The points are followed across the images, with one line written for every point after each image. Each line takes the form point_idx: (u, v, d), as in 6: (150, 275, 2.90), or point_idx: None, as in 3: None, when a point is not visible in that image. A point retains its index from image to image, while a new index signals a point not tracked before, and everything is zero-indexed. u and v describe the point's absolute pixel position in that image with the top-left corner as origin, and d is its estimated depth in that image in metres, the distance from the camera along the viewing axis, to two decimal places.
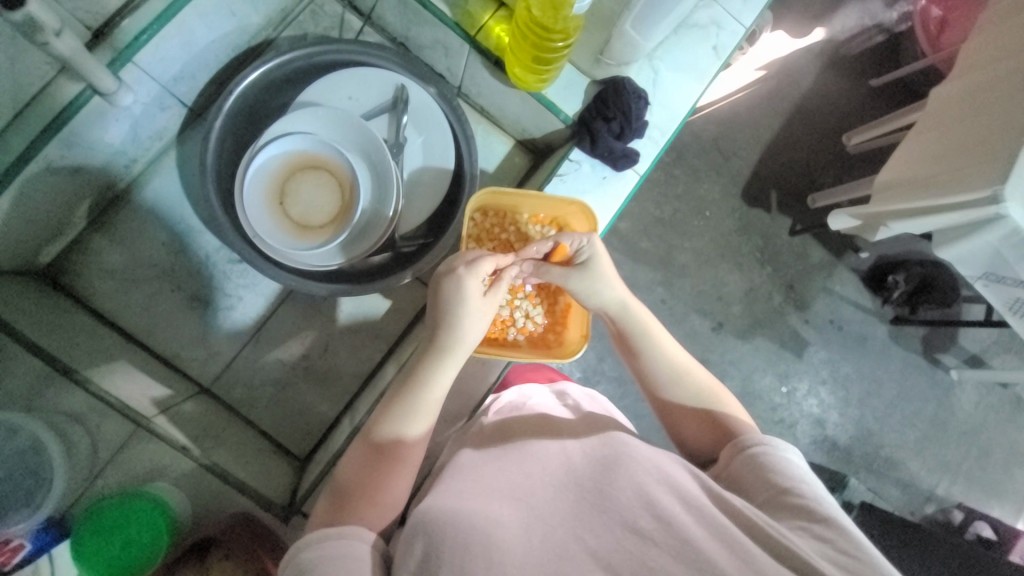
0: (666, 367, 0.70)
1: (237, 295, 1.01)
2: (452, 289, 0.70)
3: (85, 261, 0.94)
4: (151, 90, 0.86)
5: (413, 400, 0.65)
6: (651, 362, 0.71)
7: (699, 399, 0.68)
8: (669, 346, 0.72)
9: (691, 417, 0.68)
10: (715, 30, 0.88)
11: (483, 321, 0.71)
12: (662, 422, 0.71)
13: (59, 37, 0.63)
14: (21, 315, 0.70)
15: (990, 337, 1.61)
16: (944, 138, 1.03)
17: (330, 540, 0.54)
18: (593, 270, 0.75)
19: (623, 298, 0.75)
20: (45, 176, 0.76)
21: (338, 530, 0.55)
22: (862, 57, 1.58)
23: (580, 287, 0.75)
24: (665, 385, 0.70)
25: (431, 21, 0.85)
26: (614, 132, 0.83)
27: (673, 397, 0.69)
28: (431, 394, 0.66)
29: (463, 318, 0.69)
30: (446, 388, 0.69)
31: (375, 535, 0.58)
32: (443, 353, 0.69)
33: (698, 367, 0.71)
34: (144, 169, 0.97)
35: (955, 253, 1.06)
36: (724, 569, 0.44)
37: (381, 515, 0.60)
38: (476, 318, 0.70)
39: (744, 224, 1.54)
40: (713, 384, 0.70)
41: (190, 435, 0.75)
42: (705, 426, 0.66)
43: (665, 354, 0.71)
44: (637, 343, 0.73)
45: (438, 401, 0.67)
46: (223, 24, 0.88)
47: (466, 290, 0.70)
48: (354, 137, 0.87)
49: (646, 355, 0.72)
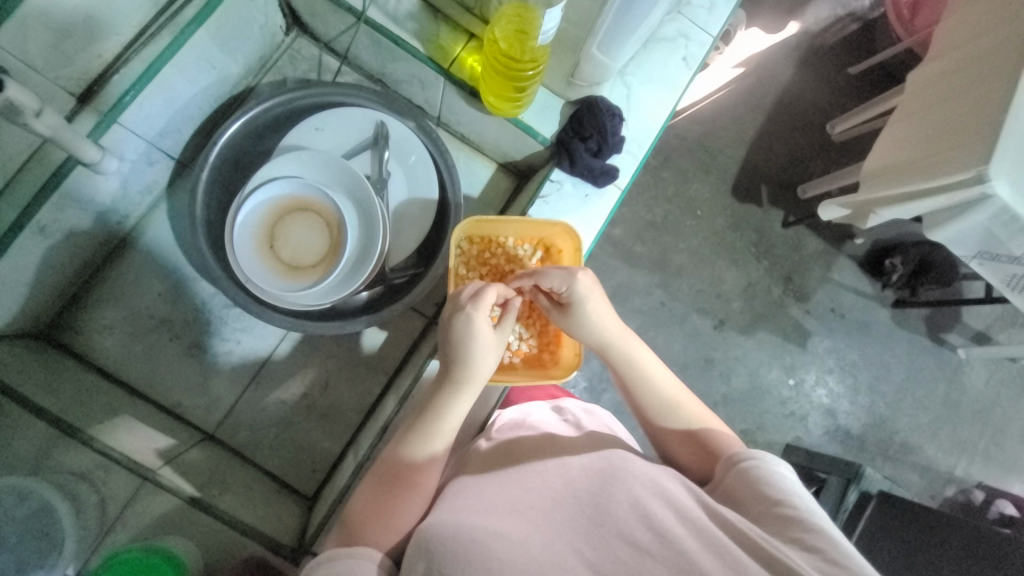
0: (659, 399, 0.70)
1: (235, 338, 1.02)
2: (463, 325, 0.70)
3: (84, 319, 0.96)
4: (137, 147, 0.89)
5: (417, 425, 0.67)
6: (642, 394, 0.71)
7: (695, 425, 0.68)
8: (658, 377, 0.72)
9: (681, 443, 0.68)
10: (684, 42, 0.90)
11: (492, 354, 0.70)
12: (653, 445, 0.72)
13: (38, 116, 0.65)
14: (25, 378, 0.72)
15: (994, 313, 1.60)
16: (927, 122, 1.03)
17: (340, 560, 0.56)
18: (576, 314, 0.74)
19: (608, 339, 0.74)
20: (39, 240, 0.78)
21: (350, 551, 0.57)
22: (839, 45, 1.60)
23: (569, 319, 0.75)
24: (659, 415, 0.70)
25: (404, 57, 0.87)
26: (591, 150, 0.85)
27: (667, 426, 0.69)
28: (447, 421, 0.67)
29: (469, 349, 0.69)
30: (458, 416, 0.68)
31: (382, 554, 0.58)
32: (453, 383, 0.68)
33: (689, 399, 0.71)
34: (137, 223, 0.99)
35: (946, 234, 1.05)
36: (708, 571, 0.46)
37: (388, 538, 0.61)
38: (485, 351, 0.70)
39: (736, 219, 1.55)
40: (704, 412, 0.70)
41: (198, 484, 0.76)
42: (694, 452, 0.67)
43: (656, 386, 0.71)
44: (630, 377, 0.73)
45: (446, 430, 0.67)
46: (204, 78, 0.91)
47: (474, 323, 0.70)
48: (338, 177, 0.89)
49: (636, 386, 0.72)
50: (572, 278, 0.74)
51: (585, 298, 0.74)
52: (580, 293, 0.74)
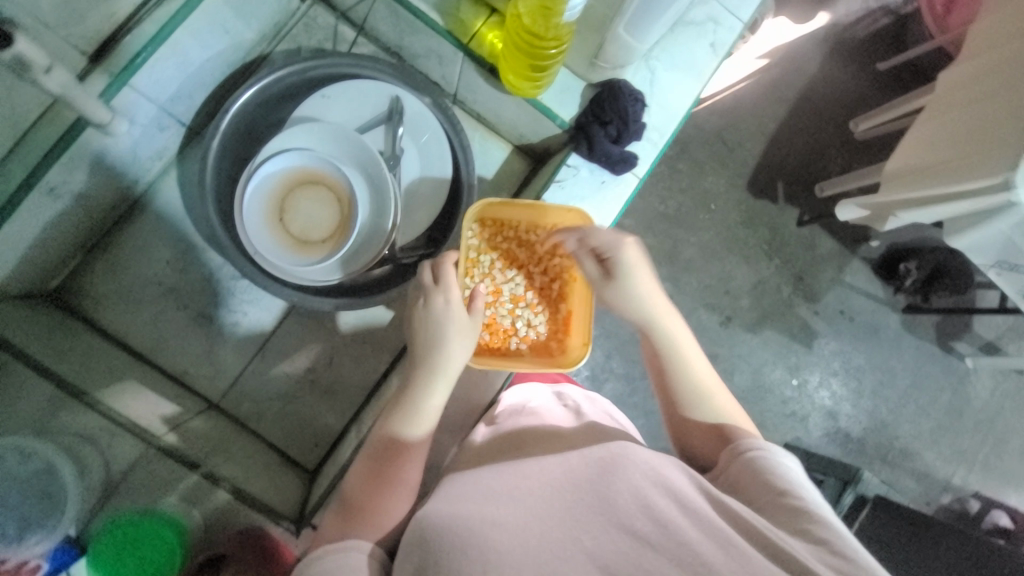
0: (692, 384, 0.70)
1: (242, 310, 1.02)
2: (440, 311, 0.74)
3: (91, 284, 0.96)
4: (149, 112, 0.87)
5: (398, 417, 0.67)
6: (675, 368, 0.71)
7: (719, 419, 0.67)
8: (697, 364, 0.71)
9: (699, 431, 0.67)
10: (713, 27, 0.86)
11: (467, 340, 0.73)
12: (670, 423, 0.71)
13: (48, 74, 0.64)
14: (30, 337, 0.72)
15: (1006, 324, 1.57)
16: (953, 123, 0.99)
17: (329, 556, 0.55)
18: (621, 284, 0.74)
19: (654, 314, 0.74)
20: (48, 202, 0.78)
21: (339, 546, 0.56)
22: (869, 40, 1.54)
23: (617, 292, 0.75)
24: (685, 400, 0.69)
25: (423, 30, 0.84)
26: (611, 136, 0.83)
27: (692, 408, 0.69)
28: (429, 405, 0.69)
29: (445, 335, 0.72)
30: (441, 402, 0.71)
31: (374, 544, 0.58)
32: (431, 370, 0.70)
33: (716, 383, 0.71)
34: (147, 188, 0.98)
35: (966, 241, 1.03)
36: (712, 563, 0.44)
37: (380, 529, 0.61)
38: (460, 336, 0.73)
39: (750, 216, 1.52)
40: (735, 408, 0.68)
41: (200, 451, 0.76)
42: (710, 441, 0.66)
43: (691, 371, 0.71)
44: (667, 352, 0.72)
45: (431, 415, 0.69)
46: (217, 42, 0.88)
47: (450, 310, 0.74)
48: (351, 151, 0.87)
49: (672, 359, 0.72)
50: (623, 246, 0.74)
51: (633, 266, 0.74)
52: (630, 259, 0.74)
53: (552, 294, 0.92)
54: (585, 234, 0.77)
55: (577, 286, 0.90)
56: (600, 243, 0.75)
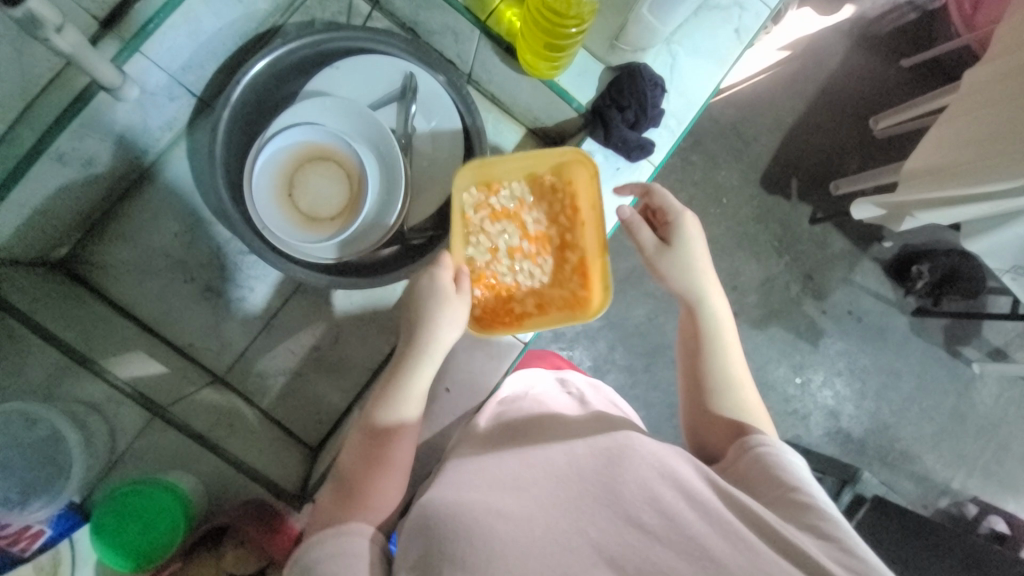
0: (723, 376, 0.69)
1: (248, 285, 1.02)
2: (428, 286, 0.72)
3: (99, 253, 0.96)
4: (159, 80, 0.86)
5: (391, 399, 0.68)
6: (712, 353, 0.71)
7: (742, 417, 0.65)
8: (733, 349, 0.72)
9: (717, 424, 0.66)
10: (738, 12, 0.83)
11: (459, 319, 0.71)
12: (687, 410, 0.71)
13: (60, 33, 0.63)
14: (40, 303, 0.72)
15: (1015, 330, 1.56)
16: (974, 124, 0.97)
17: (332, 542, 0.55)
18: (678, 253, 0.75)
19: (706, 290, 0.74)
20: (57, 168, 0.77)
21: (338, 531, 0.56)
22: (894, 35, 1.50)
23: (671, 260, 0.75)
24: (712, 392, 0.68)
25: (440, 6, 0.81)
26: (628, 121, 0.82)
27: (712, 397, 0.68)
28: (415, 386, 0.68)
29: (433, 312, 0.70)
30: (427, 383, 0.70)
31: (374, 530, 0.58)
32: (418, 354, 0.69)
33: (746, 377, 0.70)
34: (157, 158, 0.97)
35: (984, 245, 1.01)
36: (722, 558, 0.44)
37: (375, 515, 0.61)
38: (453, 315, 0.70)
39: (762, 211, 1.49)
40: (757, 409, 0.67)
41: (205, 424, 0.77)
42: (725, 436, 0.65)
43: (727, 356, 0.71)
44: (707, 328, 0.72)
45: (414, 401, 0.68)
46: (230, 12, 0.86)
47: (439, 286, 0.71)
48: (362, 128, 0.86)
49: (711, 339, 0.72)
50: (684, 214, 0.76)
51: (691, 234, 0.75)
52: (687, 227, 0.76)
53: (558, 246, 0.87)
54: (648, 193, 0.78)
55: (587, 236, 0.84)
56: (661, 205, 0.77)
